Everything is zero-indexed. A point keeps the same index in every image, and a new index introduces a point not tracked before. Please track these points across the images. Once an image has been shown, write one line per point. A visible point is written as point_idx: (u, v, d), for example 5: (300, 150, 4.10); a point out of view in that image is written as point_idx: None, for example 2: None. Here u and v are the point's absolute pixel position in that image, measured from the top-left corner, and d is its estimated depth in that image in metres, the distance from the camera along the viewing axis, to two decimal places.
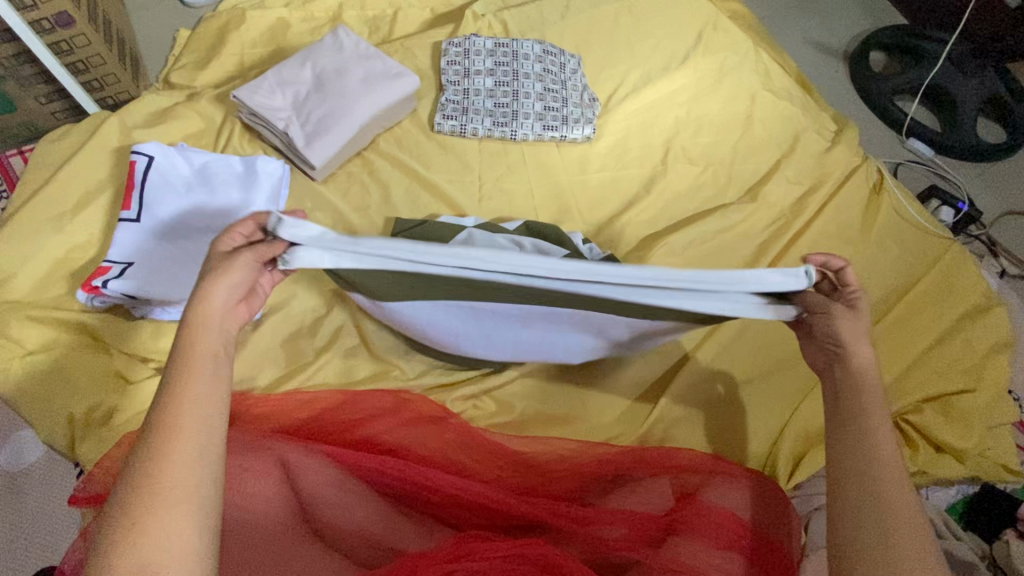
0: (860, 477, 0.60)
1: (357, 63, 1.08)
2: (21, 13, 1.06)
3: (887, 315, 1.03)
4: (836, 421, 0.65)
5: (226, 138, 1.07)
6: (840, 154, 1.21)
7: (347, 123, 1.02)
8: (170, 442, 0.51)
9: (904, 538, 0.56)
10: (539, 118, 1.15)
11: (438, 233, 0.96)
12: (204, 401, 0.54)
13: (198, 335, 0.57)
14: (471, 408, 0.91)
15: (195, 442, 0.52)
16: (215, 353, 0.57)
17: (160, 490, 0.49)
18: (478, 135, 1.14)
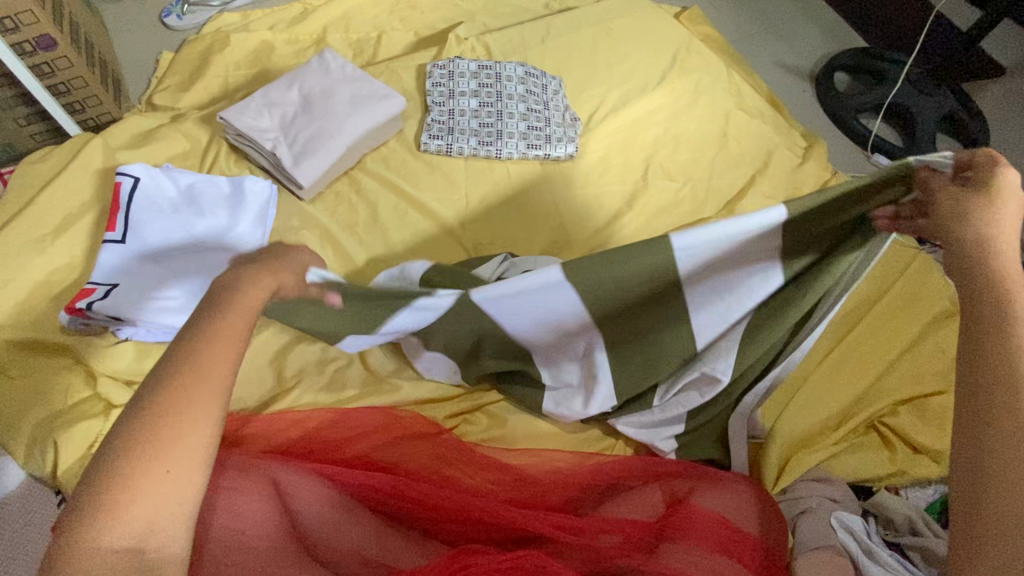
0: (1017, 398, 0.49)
1: (345, 86, 1.10)
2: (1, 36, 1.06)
3: (861, 322, 1.07)
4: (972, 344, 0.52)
5: (212, 159, 1.07)
6: (810, 171, 1.27)
7: (334, 144, 1.04)
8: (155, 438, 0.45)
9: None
10: (524, 139, 1.18)
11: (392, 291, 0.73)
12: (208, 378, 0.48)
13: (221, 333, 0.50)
14: (462, 424, 0.91)
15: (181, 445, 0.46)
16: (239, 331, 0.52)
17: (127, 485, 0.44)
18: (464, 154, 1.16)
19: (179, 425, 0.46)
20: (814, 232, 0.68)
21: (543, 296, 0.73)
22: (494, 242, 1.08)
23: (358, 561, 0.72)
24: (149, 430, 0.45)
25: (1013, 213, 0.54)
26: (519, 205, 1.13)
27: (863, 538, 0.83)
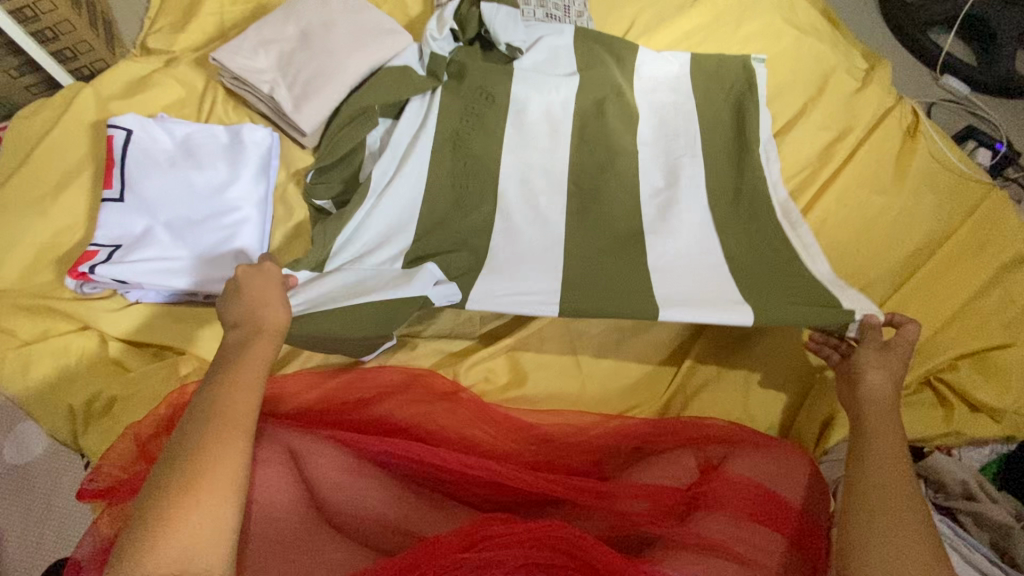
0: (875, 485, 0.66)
1: (346, 17, 0.99)
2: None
3: (920, 270, 0.97)
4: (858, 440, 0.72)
5: (209, 107, 0.99)
6: (872, 96, 1.12)
7: (338, 83, 0.94)
8: (218, 426, 0.56)
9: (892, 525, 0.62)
10: (541, 63, 1.06)
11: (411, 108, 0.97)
12: (241, 417, 0.58)
13: (232, 393, 0.59)
14: (483, 381, 0.87)
15: (239, 439, 0.57)
16: (260, 366, 0.62)
17: (202, 479, 0.53)
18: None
19: (238, 399, 0.58)
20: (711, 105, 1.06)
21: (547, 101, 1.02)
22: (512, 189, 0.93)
23: (381, 525, 0.71)
24: (190, 481, 0.53)
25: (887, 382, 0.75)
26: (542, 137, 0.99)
27: None
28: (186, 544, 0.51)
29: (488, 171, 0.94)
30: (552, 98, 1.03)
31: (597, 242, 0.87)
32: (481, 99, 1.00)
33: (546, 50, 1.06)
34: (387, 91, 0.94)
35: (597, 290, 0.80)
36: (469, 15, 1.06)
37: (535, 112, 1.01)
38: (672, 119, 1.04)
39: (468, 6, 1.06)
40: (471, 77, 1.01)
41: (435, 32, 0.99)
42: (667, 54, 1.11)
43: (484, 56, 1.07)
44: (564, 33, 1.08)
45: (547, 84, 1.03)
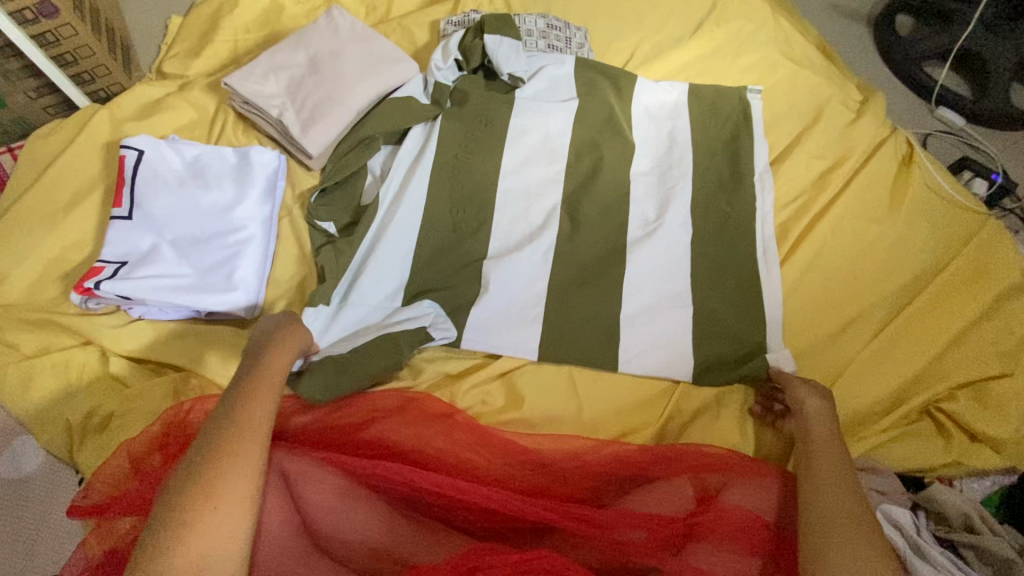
0: (819, 505, 0.68)
1: (354, 46, 1.03)
2: (23, 27, 1.07)
3: (917, 298, 0.98)
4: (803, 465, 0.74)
5: (219, 129, 1.02)
6: (867, 127, 1.14)
7: (345, 109, 0.97)
8: (239, 427, 0.61)
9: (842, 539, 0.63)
10: (542, 92, 1.09)
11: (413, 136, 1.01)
12: (258, 422, 0.63)
13: (252, 399, 0.64)
14: (479, 403, 0.87)
15: (257, 442, 0.61)
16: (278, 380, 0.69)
17: (221, 477, 0.57)
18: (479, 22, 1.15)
19: (258, 406, 0.64)
20: (708, 133, 1.09)
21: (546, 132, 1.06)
22: (518, 216, 1.00)
23: (372, 550, 0.71)
24: (208, 478, 0.57)
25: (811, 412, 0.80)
26: (541, 165, 1.04)
27: (911, 533, 0.76)
28: (202, 538, 0.55)
29: (484, 201, 1.00)
30: (550, 126, 1.07)
31: (591, 273, 0.96)
32: (479, 126, 1.04)
33: (547, 79, 1.10)
34: (388, 118, 0.98)
35: (578, 326, 0.92)
36: (473, 45, 1.09)
37: (533, 143, 1.05)
38: (669, 147, 1.07)
39: (472, 37, 1.10)
40: (472, 107, 1.05)
41: (439, 62, 1.06)
42: (665, 83, 1.13)
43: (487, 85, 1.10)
44: (565, 63, 1.12)
45: (546, 113, 1.07)
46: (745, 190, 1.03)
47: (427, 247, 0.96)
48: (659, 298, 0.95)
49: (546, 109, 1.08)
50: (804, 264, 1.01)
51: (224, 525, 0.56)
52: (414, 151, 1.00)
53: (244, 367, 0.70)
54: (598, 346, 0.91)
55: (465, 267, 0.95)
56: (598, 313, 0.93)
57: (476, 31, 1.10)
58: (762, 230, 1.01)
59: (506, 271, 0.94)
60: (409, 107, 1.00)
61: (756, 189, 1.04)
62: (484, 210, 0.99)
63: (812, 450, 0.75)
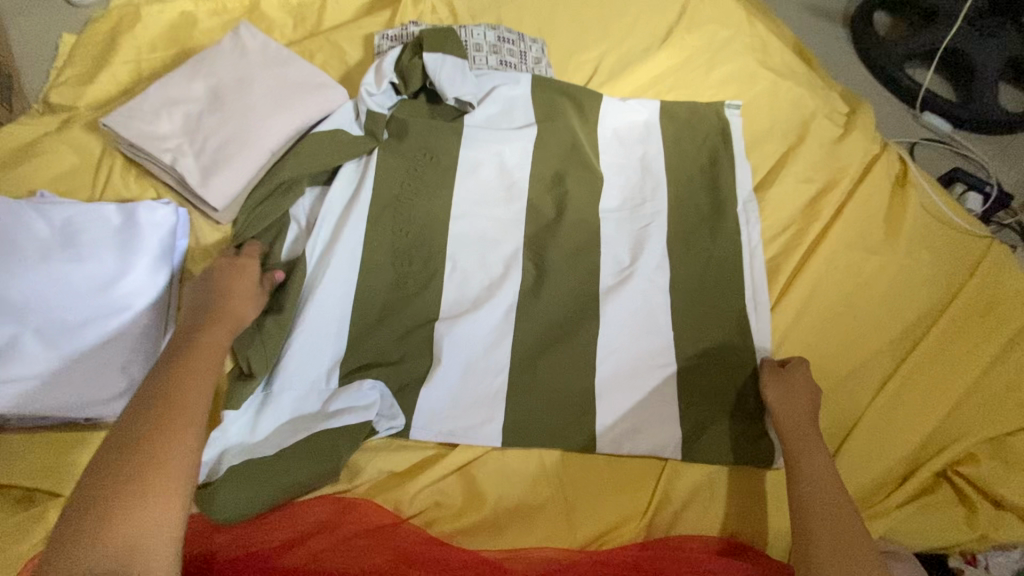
0: (819, 495, 0.65)
1: (266, 72, 0.86)
2: None
3: (923, 340, 0.87)
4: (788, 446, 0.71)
5: (105, 178, 0.84)
6: (857, 142, 1.03)
7: (255, 149, 0.81)
8: (173, 410, 0.56)
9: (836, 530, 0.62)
10: (495, 118, 0.94)
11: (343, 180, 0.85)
12: (195, 402, 0.58)
13: (186, 380, 0.59)
14: (432, 506, 0.73)
15: (192, 422, 0.56)
16: (212, 357, 0.63)
17: (157, 460, 0.52)
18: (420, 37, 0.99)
19: (191, 384, 0.59)
20: (685, 159, 0.96)
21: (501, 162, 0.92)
22: (469, 267, 0.85)
23: None
24: (137, 463, 0.52)
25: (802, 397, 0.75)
26: (497, 205, 0.89)
27: None
28: (134, 529, 0.48)
29: (433, 252, 0.85)
30: (507, 158, 0.92)
31: (559, 332, 0.82)
32: (423, 161, 0.89)
33: (499, 102, 0.95)
34: (312, 158, 0.82)
35: (547, 399, 0.78)
36: (412, 66, 0.93)
37: (486, 178, 0.91)
38: (642, 176, 0.94)
39: (411, 56, 0.94)
40: (413, 141, 0.89)
41: (372, 86, 0.90)
42: (634, 101, 1.00)
43: (431, 111, 0.95)
44: (520, 82, 0.97)
45: (501, 143, 0.92)
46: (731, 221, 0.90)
47: (366, 312, 0.80)
48: (639, 361, 0.81)
49: (501, 138, 0.92)
50: (799, 307, 0.89)
51: (169, 463, 0.53)
52: (346, 193, 0.84)
53: (170, 348, 0.64)
54: (569, 422, 0.77)
55: (412, 332, 0.80)
56: (567, 382, 0.79)
57: (414, 48, 0.94)
58: (752, 269, 0.87)
59: (461, 337, 0.79)
60: (336, 148, 0.84)
61: (741, 221, 0.90)
62: (432, 259, 0.84)
63: (787, 430, 0.72)
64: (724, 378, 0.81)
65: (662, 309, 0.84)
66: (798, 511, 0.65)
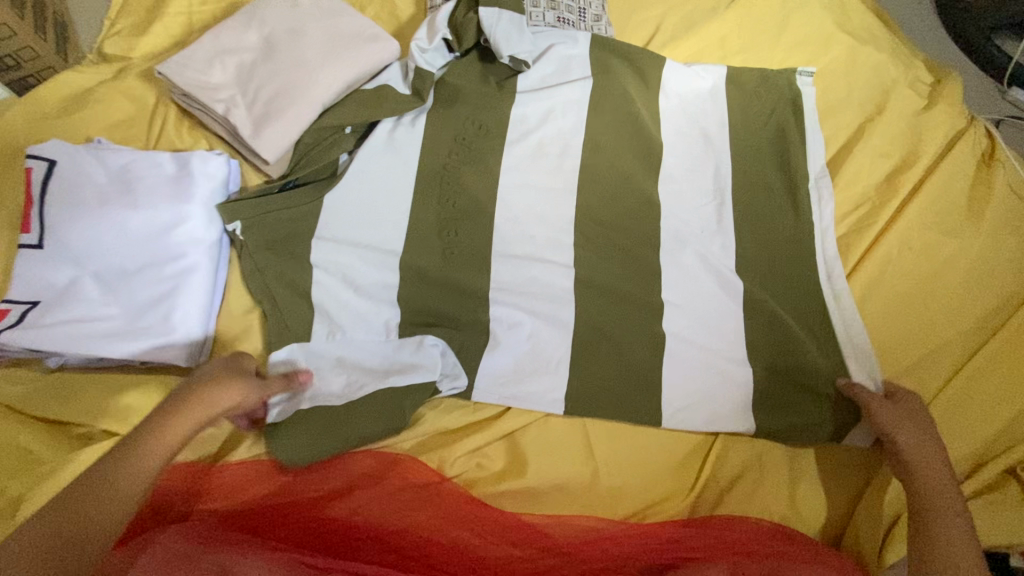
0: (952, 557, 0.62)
1: (319, 22, 0.84)
2: None
3: (1003, 330, 0.81)
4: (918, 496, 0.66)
5: (159, 127, 0.84)
6: (942, 115, 0.94)
7: (306, 101, 0.79)
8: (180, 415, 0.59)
9: None
10: (549, 78, 0.90)
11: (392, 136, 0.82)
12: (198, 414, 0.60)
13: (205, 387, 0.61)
14: (473, 469, 0.72)
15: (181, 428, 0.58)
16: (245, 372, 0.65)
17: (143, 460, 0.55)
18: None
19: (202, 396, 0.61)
20: (749, 128, 0.90)
21: (555, 123, 0.88)
22: (519, 236, 0.81)
23: None
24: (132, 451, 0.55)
25: (926, 433, 0.69)
26: (548, 166, 0.85)
27: None
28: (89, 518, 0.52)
29: (481, 212, 0.81)
30: (563, 121, 0.88)
31: (613, 309, 0.78)
32: (472, 129, 0.85)
33: (555, 61, 0.91)
34: (359, 109, 0.81)
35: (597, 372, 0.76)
36: (466, 21, 0.88)
37: (540, 140, 0.86)
38: (702, 145, 0.89)
39: (464, 12, 0.90)
40: (462, 100, 0.86)
41: (424, 43, 0.85)
42: (699, 67, 0.94)
43: (484, 71, 0.90)
44: (578, 41, 0.93)
45: (555, 108, 0.88)
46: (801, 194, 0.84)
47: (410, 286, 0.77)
48: (694, 348, 0.76)
49: (556, 100, 0.89)
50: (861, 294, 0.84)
51: (146, 468, 0.55)
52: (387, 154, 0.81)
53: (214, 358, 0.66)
54: (615, 403, 0.75)
55: (456, 305, 0.77)
56: (614, 361, 0.76)
57: (468, 5, 0.90)
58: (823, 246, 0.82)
59: (508, 312, 0.76)
60: (384, 101, 0.82)
61: (813, 201, 0.84)
62: (480, 231, 0.80)
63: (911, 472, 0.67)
64: (803, 370, 0.75)
65: (719, 286, 0.80)
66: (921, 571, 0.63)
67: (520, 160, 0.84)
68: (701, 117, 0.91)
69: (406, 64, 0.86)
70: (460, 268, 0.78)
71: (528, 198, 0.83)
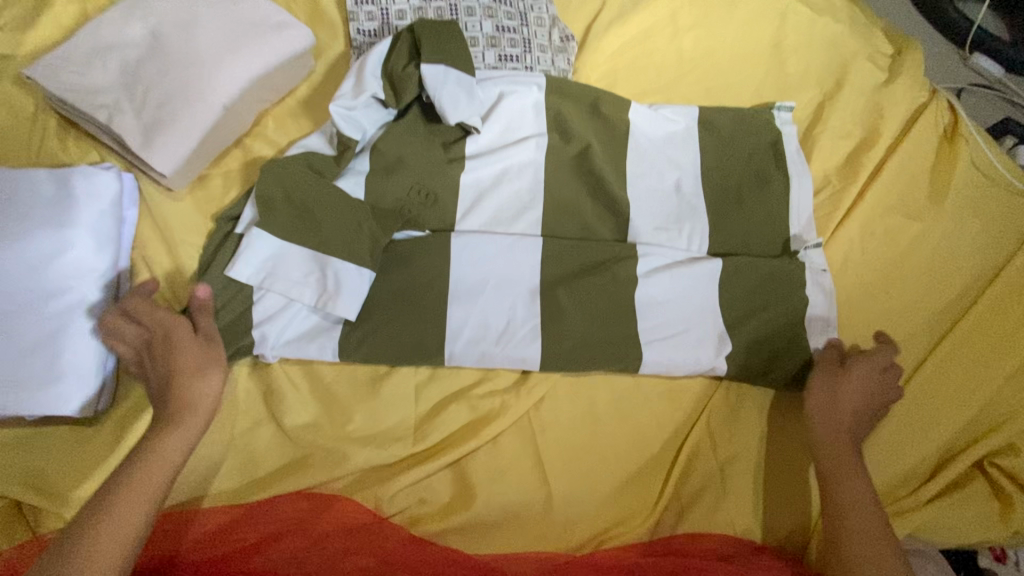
0: (859, 531, 0.61)
1: (214, 11, 0.74)
2: None
3: (966, 317, 0.78)
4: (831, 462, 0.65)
5: (40, 140, 0.74)
6: (903, 90, 0.89)
7: (203, 105, 0.70)
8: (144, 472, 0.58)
9: (864, 548, 0.60)
10: (501, 138, 0.78)
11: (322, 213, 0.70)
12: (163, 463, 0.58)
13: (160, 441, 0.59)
14: (417, 503, 0.67)
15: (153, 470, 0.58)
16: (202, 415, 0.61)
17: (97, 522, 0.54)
18: (405, 18, 0.82)
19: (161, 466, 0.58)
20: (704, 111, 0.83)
21: (506, 176, 0.77)
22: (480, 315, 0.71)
23: None
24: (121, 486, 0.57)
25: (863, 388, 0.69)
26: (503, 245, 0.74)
27: None
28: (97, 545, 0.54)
29: (430, 273, 0.72)
30: (518, 185, 0.77)
31: (587, 326, 0.71)
32: (417, 200, 0.74)
33: (505, 117, 0.78)
34: (284, 180, 0.70)
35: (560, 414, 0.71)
36: (405, 75, 0.75)
37: (492, 195, 0.76)
38: (676, 205, 0.79)
39: (403, 61, 0.76)
40: (403, 169, 0.74)
41: (348, 100, 0.73)
42: (668, 109, 0.83)
43: (429, 129, 0.77)
44: (533, 88, 0.80)
45: (512, 167, 0.77)
46: (766, 211, 0.78)
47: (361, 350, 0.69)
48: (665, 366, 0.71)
49: (512, 160, 0.77)
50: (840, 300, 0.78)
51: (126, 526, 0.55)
52: (312, 275, 0.69)
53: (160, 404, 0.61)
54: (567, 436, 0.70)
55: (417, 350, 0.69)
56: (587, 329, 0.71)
57: (407, 50, 0.76)
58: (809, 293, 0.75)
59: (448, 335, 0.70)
60: (308, 173, 0.71)
61: (769, 205, 0.78)
62: (427, 314, 0.70)
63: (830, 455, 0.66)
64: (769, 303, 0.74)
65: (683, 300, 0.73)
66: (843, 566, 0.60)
67: (475, 222, 0.75)
68: (666, 152, 0.81)
69: (332, 133, 0.75)
70: (415, 348, 0.69)
71: (484, 261, 0.73)
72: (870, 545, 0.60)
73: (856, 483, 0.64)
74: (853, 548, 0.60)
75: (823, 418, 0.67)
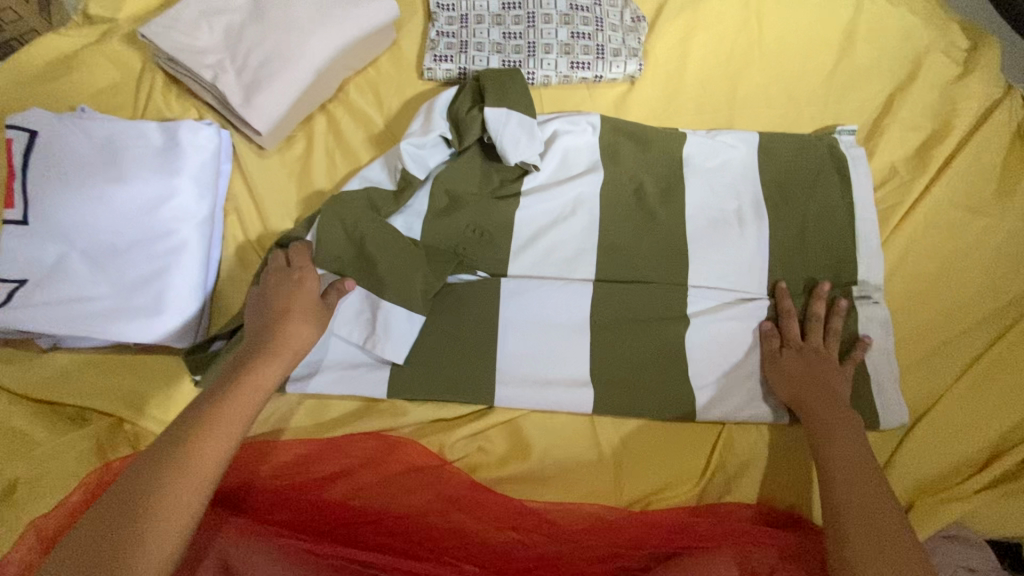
0: (843, 491, 0.61)
1: None
2: None
3: None
4: (816, 423, 0.67)
5: (146, 96, 0.80)
6: (977, 84, 0.88)
7: (298, 68, 0.75)
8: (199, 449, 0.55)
9: (878, 528, 0.58)
10: (556, 176, 0.81)
11: (375, 249, 0.72)
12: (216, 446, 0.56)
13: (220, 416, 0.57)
14: (476, 452, 0.71)
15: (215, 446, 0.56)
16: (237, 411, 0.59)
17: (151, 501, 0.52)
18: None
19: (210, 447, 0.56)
20: None
21: (561, 210, 0.79)
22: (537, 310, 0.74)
23: None
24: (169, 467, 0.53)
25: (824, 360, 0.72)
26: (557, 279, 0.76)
27: None
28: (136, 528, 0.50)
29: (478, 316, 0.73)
30: (577, 221, 0.79)
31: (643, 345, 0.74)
32: (472, 239, 0.77)
33: (560, 155, 0.82)
34: (342, 216, 0.72)
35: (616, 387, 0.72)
36: (470, 118, 0.78)
37: (548, 232, 0.78)
38: (738, 232, 0.79)
39: (468, 104, 0.79)
40: (463, 207, 0.77)
41: (418, 137, 0.76)
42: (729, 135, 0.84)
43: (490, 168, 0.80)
44: (588, 128, 0.83)
45: (570, 201, 0.79)
46: (831, 214, 0.79)
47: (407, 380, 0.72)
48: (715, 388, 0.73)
49: (569, 194, 0.80)
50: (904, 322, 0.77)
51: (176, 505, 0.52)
52: (364, 315, 0.72)
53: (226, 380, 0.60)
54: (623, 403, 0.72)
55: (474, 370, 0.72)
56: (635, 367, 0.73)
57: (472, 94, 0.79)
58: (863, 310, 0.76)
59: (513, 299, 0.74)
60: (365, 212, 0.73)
61: (831, 193, 0.80)
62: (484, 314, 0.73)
63: (816, 413, 0.67)
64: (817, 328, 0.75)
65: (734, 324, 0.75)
66: (834, 530, 0.60)
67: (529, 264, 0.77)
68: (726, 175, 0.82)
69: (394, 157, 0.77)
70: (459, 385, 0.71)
71: (536, 295, 0.75)
72: (863, 510, 0.59)
73: (843, 442, 0.65)
74: (858, 515, 0.59)
75: (795, 375, 0.71)
